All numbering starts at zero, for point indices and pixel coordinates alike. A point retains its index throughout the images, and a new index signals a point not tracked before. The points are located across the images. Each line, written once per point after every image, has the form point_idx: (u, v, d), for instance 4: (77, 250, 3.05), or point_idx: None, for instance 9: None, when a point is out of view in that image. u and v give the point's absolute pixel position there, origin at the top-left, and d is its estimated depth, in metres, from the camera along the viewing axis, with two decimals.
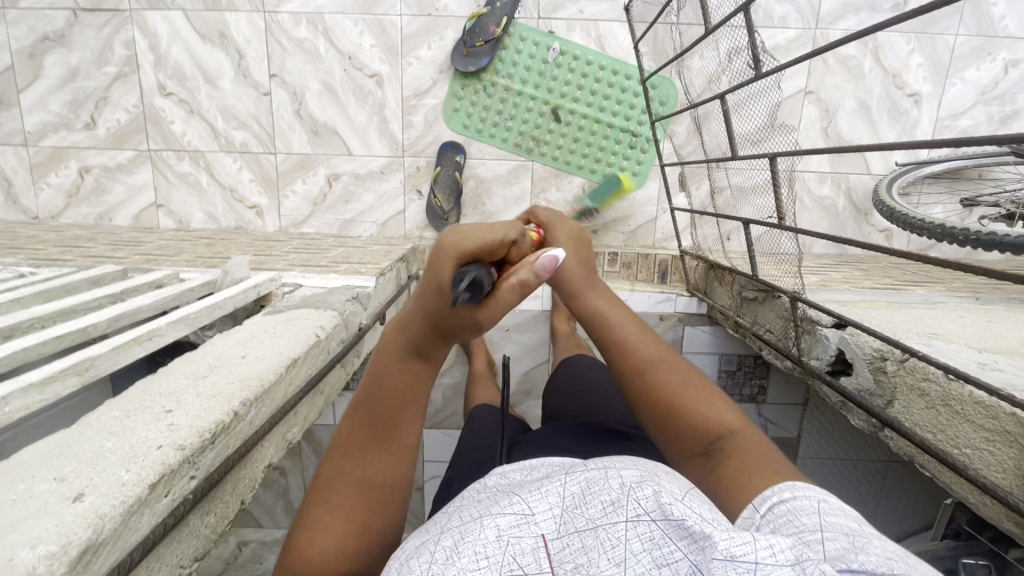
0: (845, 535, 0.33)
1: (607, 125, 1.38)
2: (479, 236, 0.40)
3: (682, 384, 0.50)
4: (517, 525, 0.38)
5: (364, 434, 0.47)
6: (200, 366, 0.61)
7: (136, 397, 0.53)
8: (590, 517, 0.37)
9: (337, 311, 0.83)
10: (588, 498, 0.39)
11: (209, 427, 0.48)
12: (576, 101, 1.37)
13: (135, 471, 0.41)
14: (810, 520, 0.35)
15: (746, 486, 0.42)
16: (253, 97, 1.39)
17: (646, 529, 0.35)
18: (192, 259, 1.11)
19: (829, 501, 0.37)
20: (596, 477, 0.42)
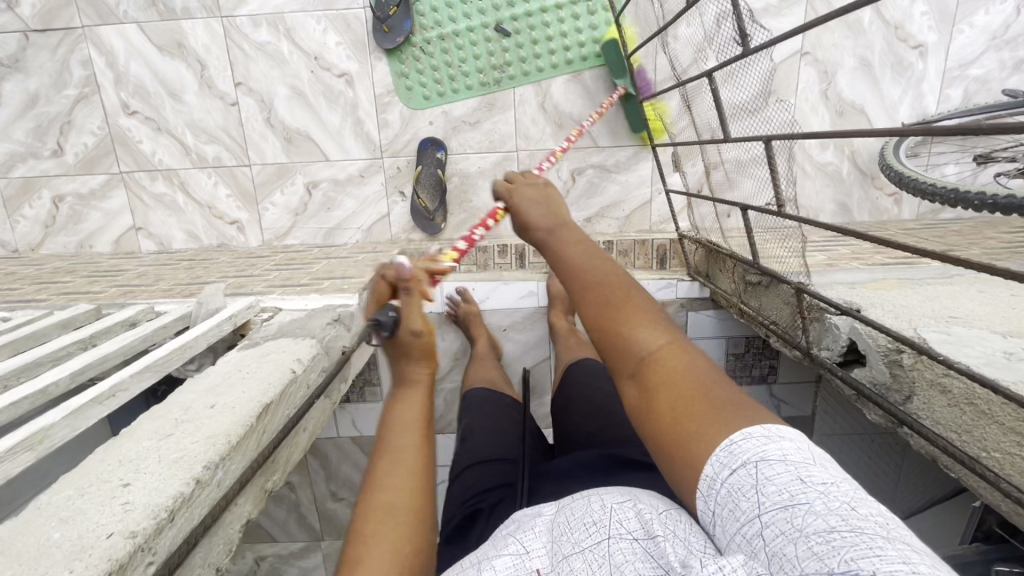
0: (783, 513, 0.30)
1: (557, 20, 1.26)
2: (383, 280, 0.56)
3: (613, 303, 0.47)
4: (513, 565, 0.43)
5: (380, 462, 0.50)
6: (164, 424, 0.57)
7: (91, 471, 0.49)
8: (576, 541, 0.42)
9: (316, 340, 0.79)
10: (574, 523, 0.44)
11: (167, 504, 0.44)
12: (514, 7, 1.25)
13: (79, 571, 0.37)
14: (749, 504, 0.32)
15: (665, 409, 0.39)
16: (221, 108, 1.33)
17: (628, 546, 0.39)
18: (170, 287, 1.07)
19: (763, 454, 0.33)
20: (581, 502, 0.46)
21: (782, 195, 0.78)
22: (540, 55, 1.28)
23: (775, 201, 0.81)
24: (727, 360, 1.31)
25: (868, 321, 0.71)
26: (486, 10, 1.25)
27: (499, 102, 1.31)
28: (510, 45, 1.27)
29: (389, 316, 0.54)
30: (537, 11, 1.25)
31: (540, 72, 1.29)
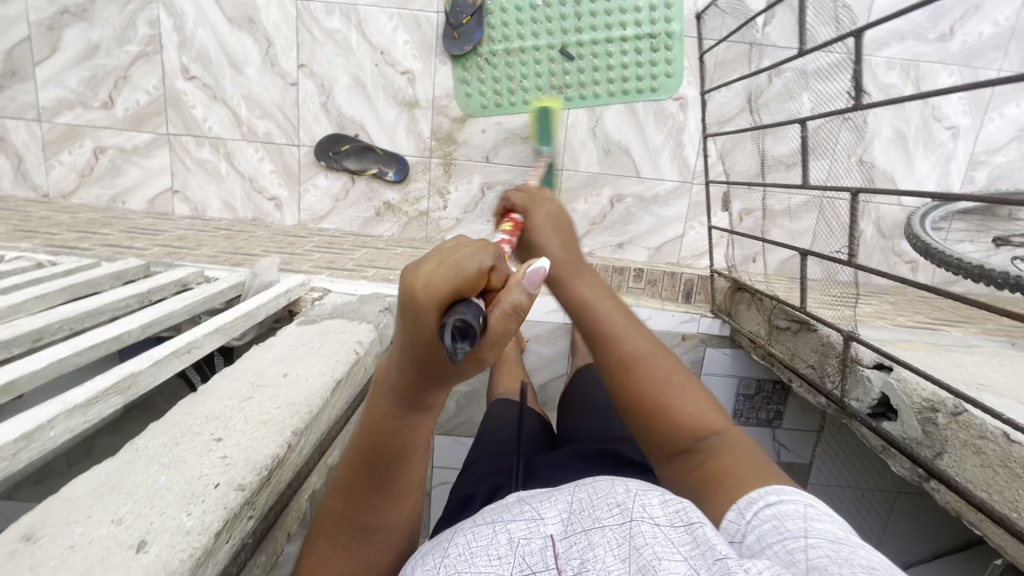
0: (829, 544, 0.32)
1: (620, 50, 1.30)
2: (453, 271, 0.33)
3: (649, 369, 0.49)
4: (528, 528, 0.39)
5: (367, 489, 0.44)
6: (243, 386, 0.58)
7: (182, 421, 0.51)
8: (597, 517, 0.37)
9: (372, 325, 0.81)
10: (595, 500, 0.39)
11: (265, 463, 0.45)
12: (581, 34, 1.26)
13: (198, 516, 0.38)
14: (796, 526, 0.34)
15: (717, 459, 0.43)
16: (280, 86, 1.35)
17: (647, 530, 0.35)
18: (215, 253, 1.08)
19: (807, 501, 0.37)
20: (603, 483, 0.41)
21: (856, 245, 0.79)
22: (597, 81, 1.33)
23: (843, 251, 0.84)
24: (736, 399, 1.35)
25: (904, 378, 0.76)
26: (554, 30, 1.29)
27: (552, 121, 1.36)
28: (571, 69, 1.29)
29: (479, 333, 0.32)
30: (604, 39, 1.29)
31: (596, 97, 1.34)
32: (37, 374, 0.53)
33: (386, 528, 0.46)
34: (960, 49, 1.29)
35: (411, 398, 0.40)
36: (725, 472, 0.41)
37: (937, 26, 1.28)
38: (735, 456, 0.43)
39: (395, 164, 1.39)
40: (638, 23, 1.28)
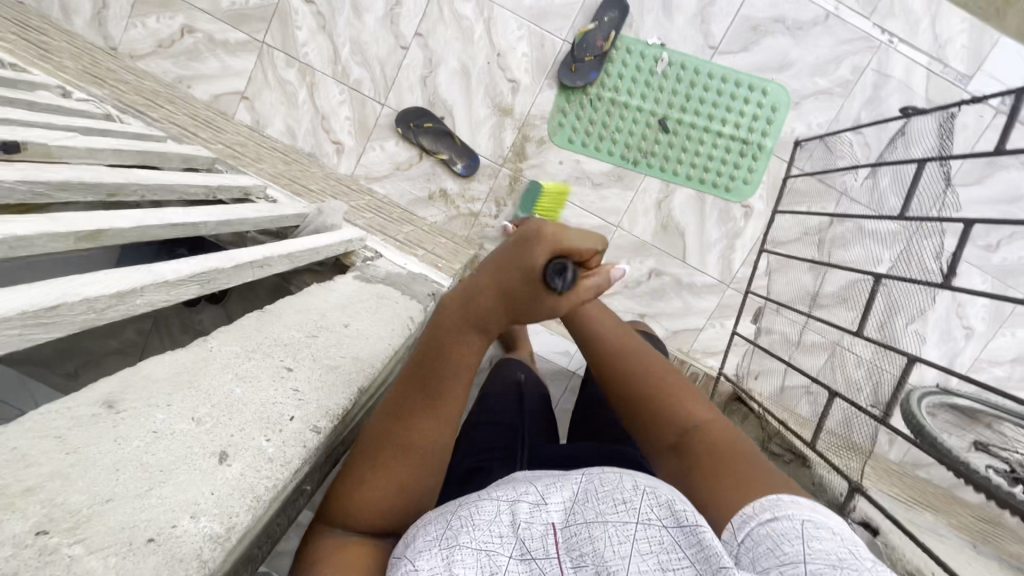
0: (830, 569, 0.34)
1: (712, 142, 1.36)
2: (574, 238, 0.46)
3: (681, 394, 0.56)
4: (531, 512, 0.41)
5: (415, 412, 0.51)
6: (306, 322, 0.56)
7: (252, 336, 0.48)
8: (599, 510, 0.39)
9: (422, 305, 0.79)
10: (600, 493, 0.40)
11: (338, 413, 0.44)
12: (684, 113, 1.35)
13: (277, 448, 0.38)
14: (794, 549, 0.36)
15: (706, 459, 0.48)
16: (390, 44, 1.35)
17: (655, 532, 0.37)
18: (276, 173, 1.05)
19: (810, 518, 0.38)
20: (609, 474, 0.42)
21: (891, 408, 0.82)
22: (681, 160, 1.38)
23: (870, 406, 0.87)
24: None
25: (891, 545, 0.77)
26: (662, 101, 1.34)
27: (626, 180, 1.39)
28: (662, 140, 1.37)
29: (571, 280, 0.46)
30: (701, 126, 1.35)
31: (675, 174, 1.38)
32: (121, 233, 0.50)
33: (425, 450, 0.50)
34: (998, 263, 1.39)
35: (474, 318, 0.50)
36: (719, 469, 0.46)
37: (989, 235, 1.39)
38: (726, 457, 0.47)
39: (466, 158, 1.38)
40: (737, 126, 1.35)
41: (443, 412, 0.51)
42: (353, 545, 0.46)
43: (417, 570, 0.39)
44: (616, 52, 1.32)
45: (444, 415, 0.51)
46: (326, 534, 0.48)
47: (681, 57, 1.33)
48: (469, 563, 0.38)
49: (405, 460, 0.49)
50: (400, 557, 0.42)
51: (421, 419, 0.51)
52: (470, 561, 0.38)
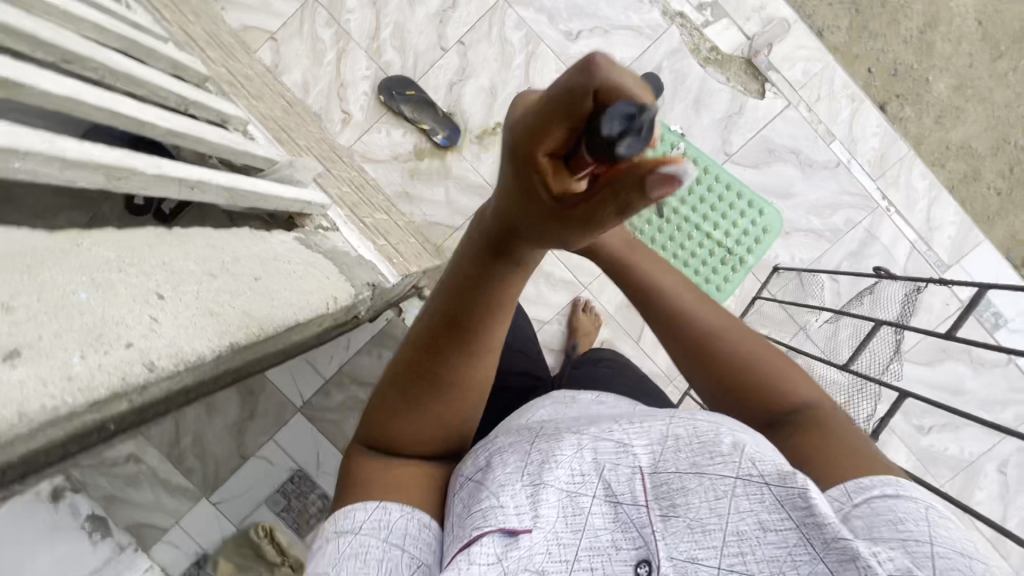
0: (959, 557, 0.38)
1: (699, 241, 1.38)
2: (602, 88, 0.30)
3: (758, 356, 0.56)
4: (617, 454, 0.48)
5: (444, 349, 0.54)
6: (214, 259, 0.51)
7: (138, 249, 0.44)
8: (693, 462, 0.45)
9: (354, 291, 0.75)
10: (693, 442, 0.47)
11: (190, 359, 0.39)
12: (682, 204, 1.38)
13: (89, 368, 0.32)
14: (918, 529, 0.40)
15: (793, 427, 0.51)
16: (432, 42, 1.37)
17: (756, 491, 0.43)
18: (267, 115, 1.02)
19: (929, 503, 0.42)
20: (704, 424, 0.48)
21: None
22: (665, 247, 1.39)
23: None
24: None
25: None
26: None
27: None
28: (654, 222, 1.38)
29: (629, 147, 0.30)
30: (694, 222, 1.38)
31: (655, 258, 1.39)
32: (48, 97, 0.46)
33: (469, 382, 0.57)
34: (925, 447, 1.42)
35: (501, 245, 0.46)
36: (814, 444, 0.49)
37: (921, 417, 1.42)
38: (810, 425, 0.51)
39: (448, 130, 1.37)
40: (727, 234, 1.38)
41: (485, 336, 0.54)
42: (416, 470, 0.57)
43: (503, 506, 0.47)
44: None
45: (489, 336, 0.54)
46: (371, 454, 0.58)
47: (695, 153, 1.37)
48: (553, 501, 0.47)
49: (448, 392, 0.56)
50: (485, 475, 0.52)
51: (456, 352, 0.54)
52: (553, 499, 0.47)
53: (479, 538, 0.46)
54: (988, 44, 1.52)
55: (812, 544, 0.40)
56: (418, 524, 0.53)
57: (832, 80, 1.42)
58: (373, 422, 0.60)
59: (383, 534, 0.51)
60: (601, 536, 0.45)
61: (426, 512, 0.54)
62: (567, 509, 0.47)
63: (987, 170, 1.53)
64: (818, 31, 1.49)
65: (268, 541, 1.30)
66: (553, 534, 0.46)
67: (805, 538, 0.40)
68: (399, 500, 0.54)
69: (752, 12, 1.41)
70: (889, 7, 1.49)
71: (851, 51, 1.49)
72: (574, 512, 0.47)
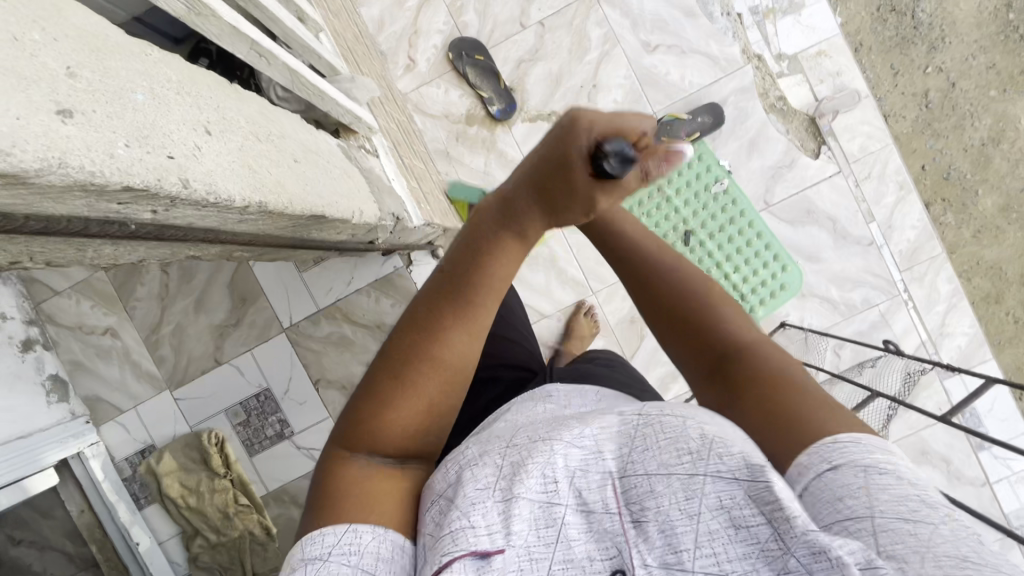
0: (906, 524, 0.34)
1: (716, 279, 1.38)
2: (628, 120, 0.48)
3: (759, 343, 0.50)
4: (584, 459, 0.42)
5: (442, 309, 0.50)
6: (262, 125, 0.51)
7: (198, 85, 0.43)
8: (662, 461, 0.40)
9: (379, 214, 0.75)
10: (661, 440, 0.41)
11: (219, 195, 0.38)
12: (710, 238, 1.38)
13: (132, 156, 0.31)
14: (857, 502, 0.36)
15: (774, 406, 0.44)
16: (512, 16, 1.38)
17: (728, 487, 0.38)
18: (339, 32, 1.03)
19: (873, 464, 0.38)
20: (673, 419, 0.43)
21: None
22: None
23: None
24: None
25: None
26: (699, 216, 1.38)
27: None
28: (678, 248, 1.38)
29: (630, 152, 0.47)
30: (717, 259, 1.38)
31: None
32: None
33: (451, 361, 0.49)
34: None
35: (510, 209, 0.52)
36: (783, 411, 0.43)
37: None
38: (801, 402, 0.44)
39: (505, 104, 1.37)
40: (745, 280, 1.38)
41: (481, 301, 0.51)
42: (386, 468, 0.48)
43: (474, 526, 0.40)
44: (688, 152, 1.37)
45: (482, 301, 0.51)
46: (341, 459, 0.48)
47: (738, 191, 1.37)
48: (526, 514, 0.40)
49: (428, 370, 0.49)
50: (455, 490, 0.44)
51: (454, 308, 0.50)
52: (526, 513, 0.40)
53: (448, 565, 0.38)
54: None
55: (786, 540, 0.35)
56: (393, 546, 0.42)
57: (887, 163, 1.41)
58: (345, 419, 0.50)
59: (352, 559, 0.41)
60: (576, 549, 0.39)
61: (402, 531, 0.44)
62: (541, 521, 0.40)
63: (1011, 296, 1.53)
64: (887, 115, 1.49)
65: (216, 450, 1.31)
66: (527, 550, 0.39)
67: (778, 534, 0.35)
68: (368, 518, 0.44)
69: (828, 75, 1.41)
70: (959, 110, 1.50)
71: (911, 142, 1.49)
72: (547, 524, 0.40)
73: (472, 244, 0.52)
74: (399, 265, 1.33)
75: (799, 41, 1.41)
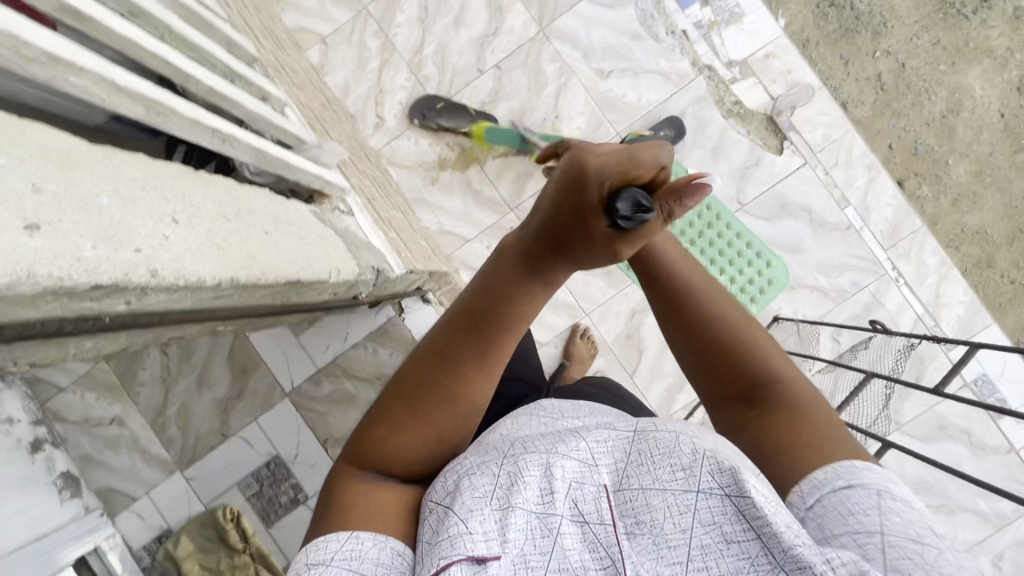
0: (912, 543, 0.39)
1: None
2: (644, 158, 0.44)
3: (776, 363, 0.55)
4: (581, 473, 0.44)
5: (461, 356, 0.52)
6: (228, 205, 0.54)
7: (163, 179, 0.46)
8: (657, 476, 0.43)
9: (358, 270, 0.77)
10: (655, 458, 0.44)
11: (188, 280, 0.41)
12: (691, 245, 1.40)
13: (98, 258, 0.33)
14: (871, 519, 0.41)
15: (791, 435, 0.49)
16: (470, 63, 1.45)
17: (718, 503, 0.40)
18: (304, 103, 1.08)
19: (886, 492, 0.43)
20: (665, 434, 0.45)
21: None
22: None
23: None
24: None
25: None
26: (676, 225, 1.41)
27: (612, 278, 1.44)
28: None
29: (637, 202, 0.43)
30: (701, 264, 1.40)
31: None
32: (106, 34, 0.50)
33: (469, 398, 0.53)
34: None
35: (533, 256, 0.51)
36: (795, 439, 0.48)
37: (916, 495, 1.37)
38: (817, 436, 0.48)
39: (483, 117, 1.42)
40: (732, 280, 1.39)
41: (498, 351, 0.53)
42: (392, 489, 0.50)
43: (471, 532, 0.41)
44: None
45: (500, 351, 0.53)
46: (352, 478, 0.51)
47: (711, 195, 1.41)
48: (521, 524, 0.42)
49: (452, 407, 0.52)
50: (453, 498, 0.45)
51: (471, 358, 0.52)
52: (522, 522, 0.42)
53: (444, 568, 0.39)
54: (1009, 135, 1.55)
55: (775, 556, 0.37)
56: (392, 553, 0.45)
57: (851, 147, 1.45)
58: (358, 441, 0.53)
59: (352, 564, 0.43)
60: (571, 558, 0.40)
61: (403, 541, 0.47)
62: (537, 531, 0.42)
63: (1001, 258, 1.54)
64: (846, 102, 1.53)
65: (233, 525, 1.29)
66: (522, 557, 0.40)
67: (768, 549, 0.38)
68: (372, 528, 0.47)
69: (779, 75, 1.47)
70: (913, 88, 1.54)
71: (873, 125, 1.53)
72: (543, 534, 0.42)
73: (489, 290, 0.53)
74: (391, 314, 1.36)
75: (746, 47, 1.46)
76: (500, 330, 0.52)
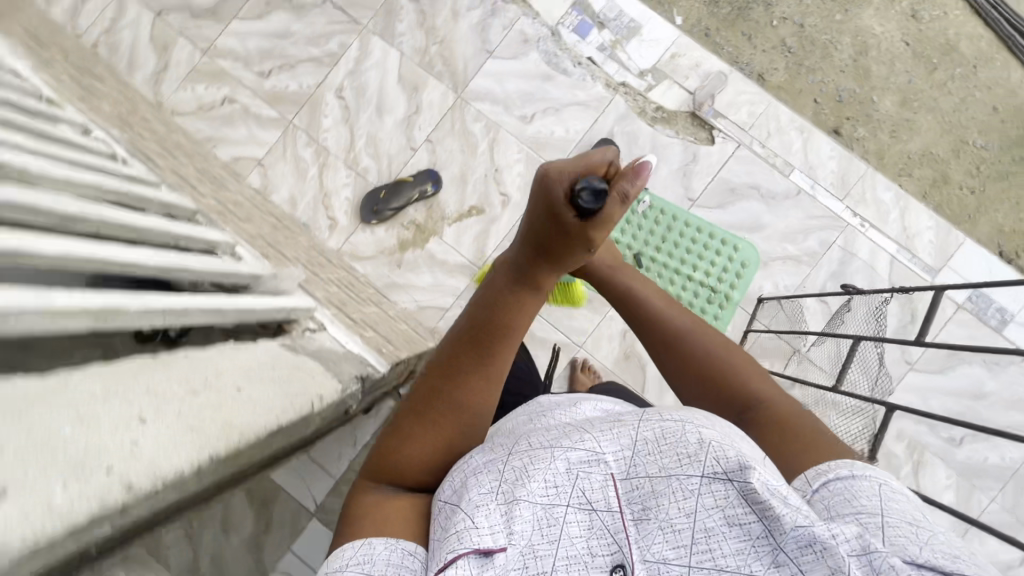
0: (912, 525, 0.43)
1: (682, 284, 1.42)
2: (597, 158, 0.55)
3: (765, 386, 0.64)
4: (587, 461, 0.48)
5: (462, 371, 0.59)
6: (194, 377, 0.56)
7: (123, 379, 0.48)
8: (663, 465, 0.46)
9: (341, 386, 0.79)
10: (664, 444, 0.47)
11: (161, 478, 0.43)
12: (659, 252, 1.43)
13: (63, 499, 0.35)
14: (870, 501, 0.45)
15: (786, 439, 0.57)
16: (401, 144, 1.51)
17: (721, 488, 0.43)
18: (254, 233, 1.12)
19: (884, 481, 0.48)
20: (672, 423, 0.48)
21: None
22: None
23: None
24: None
25: None
26: (640, 238, 1.44)
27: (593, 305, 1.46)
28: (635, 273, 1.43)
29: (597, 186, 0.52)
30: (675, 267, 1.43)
31: None
32: (44, 258, 0.51)
33: (470, 419, 0.59)
34: (963, 459, 1.35)
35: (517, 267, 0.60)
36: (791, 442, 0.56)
37: (951, 427, 1.36)
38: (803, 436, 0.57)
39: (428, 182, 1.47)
40: (709, 272, 1.42)
41: (494, 370, 0.60)
42: (402, 498, 0.55)
43: (478, 526, 0.46)
44: None
45: (495, 371, 0.60)
46: (368, 490, 0.57)
47: (662, 200, 1.45)
48: (527, 516, 0.46)
49: (456, 417, 0.59)
50: (461, 496, 0.50)
51: (471, 375, 0.59)
52: (528, 514, 0.46)
53: (452, 561, 0.44)
54: (921, 60, 1.60)
55: (776, 538, 0.40)
56: (403, 552, 0.49)
57: (778, 116, 1.51)
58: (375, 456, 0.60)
59: (365, 567, 0.47)
60: (577, 545, 0.44)
61: (415, 541, 0.51)
62: (543, 521, 0.45)
63: (954, 173, 1.57)
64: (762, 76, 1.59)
65: None
66: (529, 547, 0.44)
67: (769, 530, 0.40)
68: (383, 532, 0.51)
69: (690, 70, 1.52)
70: (818, 42, 1.59)
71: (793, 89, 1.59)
72: (549, 523, 0.45)
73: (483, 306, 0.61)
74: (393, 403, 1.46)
75: (651, 54, 1.53)
76: (494, 348, 0.60)
